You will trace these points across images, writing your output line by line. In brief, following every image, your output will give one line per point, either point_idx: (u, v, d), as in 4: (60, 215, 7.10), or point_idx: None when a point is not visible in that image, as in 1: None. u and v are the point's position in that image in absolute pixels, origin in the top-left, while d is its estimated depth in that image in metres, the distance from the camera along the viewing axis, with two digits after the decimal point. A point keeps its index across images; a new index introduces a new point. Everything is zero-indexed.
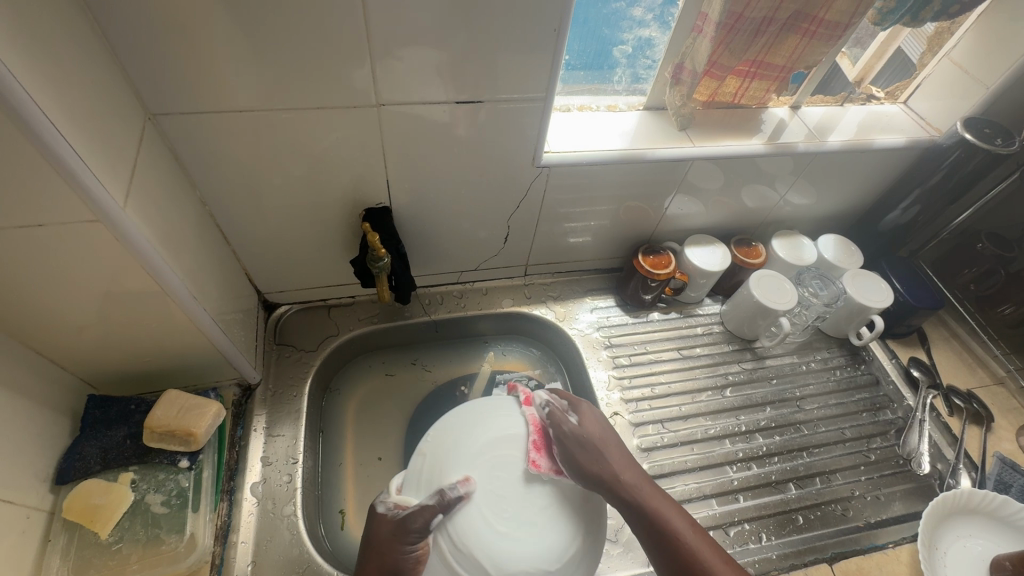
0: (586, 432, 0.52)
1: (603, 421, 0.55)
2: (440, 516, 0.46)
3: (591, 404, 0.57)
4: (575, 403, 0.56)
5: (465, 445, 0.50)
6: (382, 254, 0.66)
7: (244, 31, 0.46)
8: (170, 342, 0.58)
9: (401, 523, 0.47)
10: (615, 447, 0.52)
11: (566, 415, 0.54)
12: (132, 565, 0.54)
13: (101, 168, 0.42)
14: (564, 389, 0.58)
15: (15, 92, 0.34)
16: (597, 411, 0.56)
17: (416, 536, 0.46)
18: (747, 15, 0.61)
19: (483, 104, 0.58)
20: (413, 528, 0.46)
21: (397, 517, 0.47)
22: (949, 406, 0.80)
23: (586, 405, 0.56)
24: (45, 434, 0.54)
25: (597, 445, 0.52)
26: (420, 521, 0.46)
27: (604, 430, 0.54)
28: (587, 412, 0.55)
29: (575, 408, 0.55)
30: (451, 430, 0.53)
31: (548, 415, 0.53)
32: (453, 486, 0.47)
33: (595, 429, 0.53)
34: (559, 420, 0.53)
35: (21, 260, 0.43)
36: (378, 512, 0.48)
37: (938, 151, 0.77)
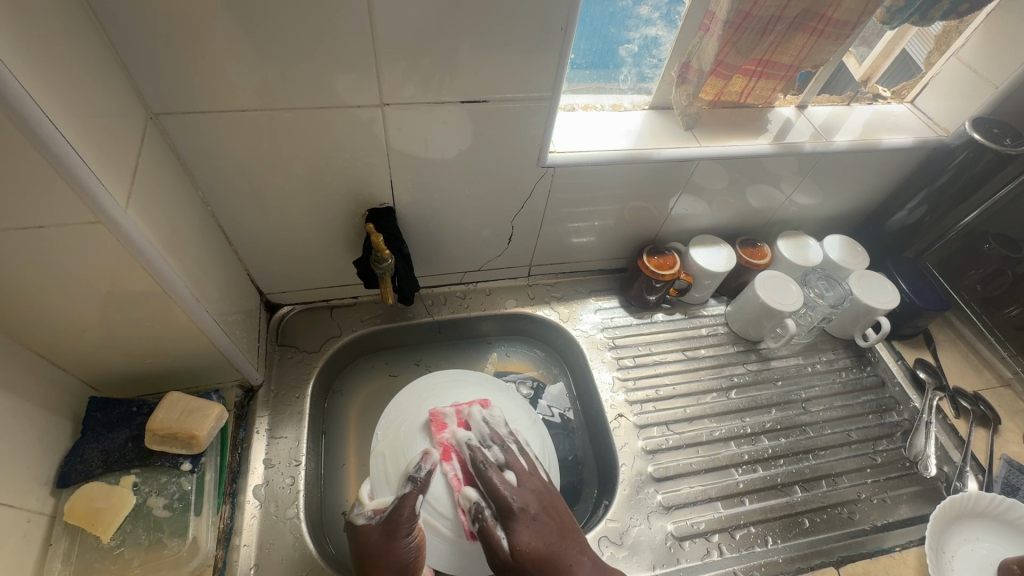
0: (523, 562, 0.49)
1: (542, 530, 0.51)
2: (420, 492, 0.55)
3: (525, 500, 0.52)
4: (506, 514, 0.52)
5: (412, 432, 0.61)
6: (385, 255, 0.65)
7: (247, 29, 0.46)
8: (172, 344, 0.58)
9: (388, 520, 0.54)
10: (558, 566, 0.49)
11: (496, 534, 0.51)
12: (134, 569, 0.53)
13: (102, 168, 0.41)
14: (491, 481, 0.53)
15: (14, 90, 0.33)
16: (535, 512, 0.52)
17: (401, 528, 0.53)
18: (755, 13, 0.61)
19: (489, 103, 0.57)
20: (403, 519, 0.53)
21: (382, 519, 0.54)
22: (956, 408, 0.79)
23: (518, 518, 0.51)
24: (45, 437, 0.54)
25: (541, 568, 0.48)
26: (406, 508, 0.54)
27: (545, 540, 0.50)
28: (519, 522, 0.51)
29: (507, 523, 0.51)
30: (397, 423, 0.64)
31: (480, 533, 0.52)
32: (417, 466, 0.56)
33: (533, 549, 0.49)
34: (489, 543, 0.51)
35: (21, 262, 0.43)
36: (359, 524, 0.54)
37: (945, 152, 0.76)
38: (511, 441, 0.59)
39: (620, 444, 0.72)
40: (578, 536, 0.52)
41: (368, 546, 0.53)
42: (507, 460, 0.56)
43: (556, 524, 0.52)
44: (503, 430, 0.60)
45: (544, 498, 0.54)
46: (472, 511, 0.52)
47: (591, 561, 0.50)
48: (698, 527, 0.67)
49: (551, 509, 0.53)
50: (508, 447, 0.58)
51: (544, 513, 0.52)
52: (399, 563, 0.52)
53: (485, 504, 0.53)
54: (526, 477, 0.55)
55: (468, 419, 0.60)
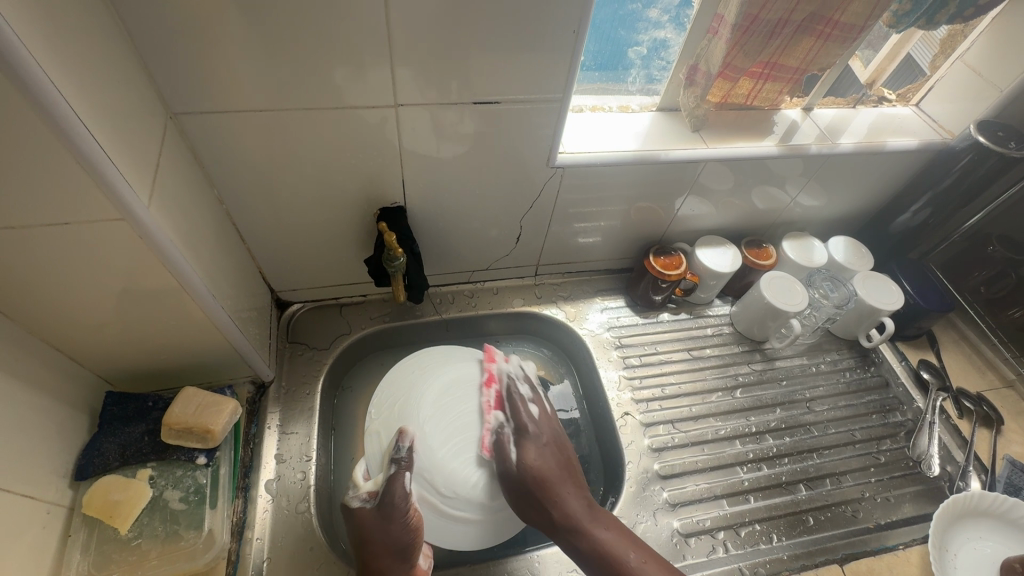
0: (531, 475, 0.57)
1: (552, 458, 0.59)
2: (406, 472, 0.56)
3: (543, 431, 0.61)
4: (524, 434, 0.60)
5: (406, 415, 0.60)
6: (398, 253, 0.66)
7: (266, 32, 0.47)
8: (187, 340, 0.59)
9: (382, 503, 0.54)
10: (558, 487, 0.57)
11: (508, 449, 0.59)
12: (151, 561, 0.54)
13: (126, 167, 0.42)
14: (517, 412, 0.61)
15: (44, 89, 0.34)
16: (547, 444, 0.60)
17: (395, 510, 0.54)
18: (763, 16, 0.61)
19: (500, 104, 0.58)
20: (396, 500, 0.54)
21: (377, 503, 0.54)
22: (959, 408, 0.80)
23: (532, 440, 0.60)
24: (64, 430, 0.55)
25: (540, 486, 0.57)
26: (398, 490, 0.55)
27: (551, 468, 0.58)
28: (534, 445, 0.59)
29: (522, 443, 0.59)
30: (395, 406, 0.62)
31: (494, 446, 0.59)
32: (398, 445, 0.57)
33: (540, 468, 0.58)
34: (501, 455, 0.58)
35: (45, 258, 0.44)
36: (354, 509, 0.55)
37: (950, 154, 0.77)
38: (540, 386, 0.66)
39: (626, 441, 0.73)
40: (579, 477, 0.60)
41: (366, 530, 0.53)
42: (535, 399, 0.64)
43: (563, 459, 0.60)
44: (533, 376, 0.67)
45: (558, 436, 0.62)
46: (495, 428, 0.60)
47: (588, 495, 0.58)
48: (704, 524, 0.67)
49: (561, 446, 0.61)
50: (536, 390, 0.65)
51: (556, 448, 0.61)
52: (397, 545, 0.53)
53: (506, 425, 0.61)
54: (546, 417, 0.63)
55: (512, 360, 0.66)
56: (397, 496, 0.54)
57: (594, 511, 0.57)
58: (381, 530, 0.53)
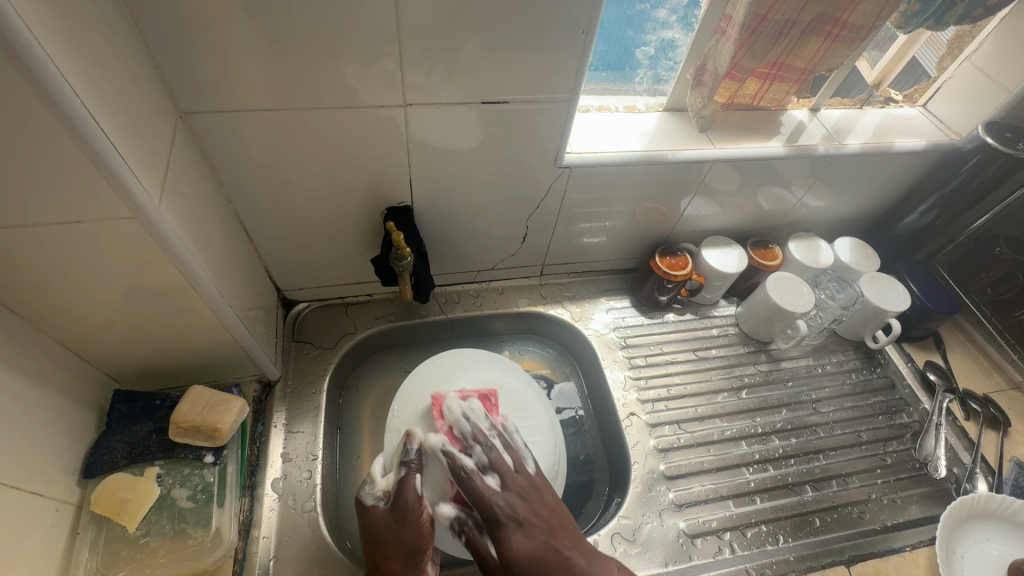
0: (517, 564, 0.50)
1: (532, 532, 0.52)
2: (417, 474, 0.55)
3: (511, 505, 0.53)
4: (491, 521, 0.52)
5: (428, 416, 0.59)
6: (406, 253, 0.66)
7: (277, 31, 0.47)
8: (195, 338, 0.59)
9: (395, 505, 0.54)
10: (552, 560, 0.51)
11: (483, 544, 0.52)
12: (159, 559, 0.54)
13: (138, 165, 0.42)
14: (474, 493, 0.53)
15: (58, 88, 0.34)
16: (522, 516, 0.53)
17: (404, 512, 0.54)
18: (771, 17, 0.61)
19: (509, 104, 0.58)
20: (406, 501, 0.54)
21: (389, 503, 0.54)
22: (966, 410, 0.79)
23: (504, 525, 0.52)
24: (73, 428, 0.55)
25: (530, 572, 0.50)
26: (409, 492, 0.54)
27: (535, 546, 0.51)
28: (508, 531, 0.52)
29: (493, 532, 0.52)
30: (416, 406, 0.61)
31: (468, 544, 0.53)
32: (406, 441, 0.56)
33: (523, 552, 0.51)
34: (478, 552, 0.52)
35: (56, 256, 0.44)
36: (367, 508, 0.55)
37: (958, 155, 0.76)
38: (494, 438, 0.58)
39: (632, 442, 0.73)
40: (570, 530, 0.53)
41: (377, 532, 0.53)
42: (490, 461, 0.56)
43: (546, 520, 0.53)
44: (485, 426, 0.58)
45: (532, 495, 0.54)
46: (461, 522, 0.53)
47: (584, 549, 0.52)
48: (710, 524, 0.67)
49: (540, 508, 0.54)
50: (491, 446, 0.57)
51: (535, 512, 0.53)
52: (407, 548, 0.53)
53: (470, 518, 0.54)
54: (510, 478, 0.55)
55: (453, 425, 0.58)
56: (407, 499, 0.54)
57: (593, 562, 0.51)
58: (391, 531, 0.53)
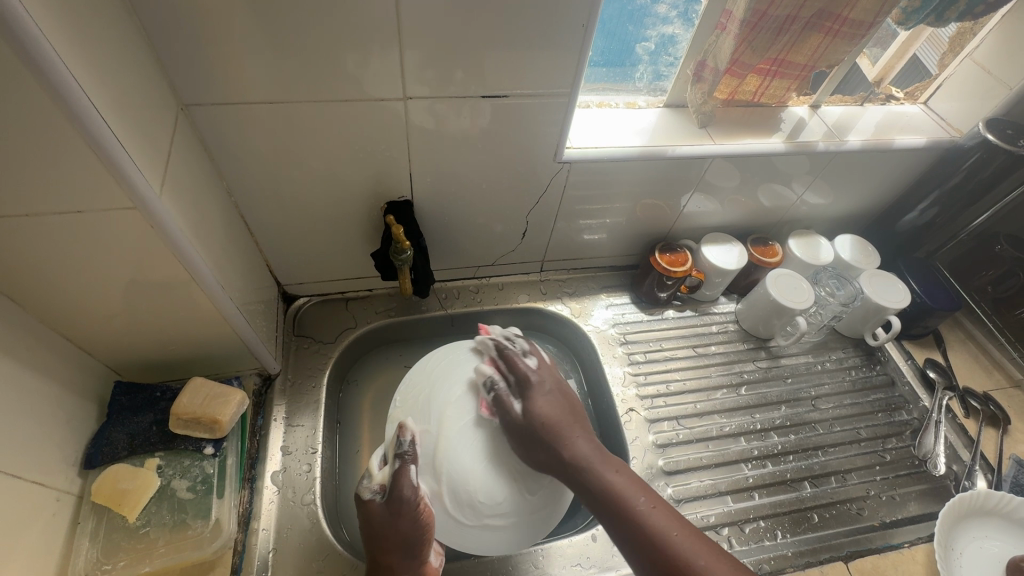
0: (534, 421, 0.55)
1: (556, 401, 0.57)
2: (412, 465, 0.55)
3: (544, 378, 0.59)
4: (522, 384, 0.58)
5: (428, 412, 0.58)
6: (405, 247, 0.66)
7: (277, 24, 0.47)
8: (196, 331, 0.59)
9: (391, 497, 0.53)
10: (563, 428, 0.55)
11: (510, 401, 0.57)
12: (159, 549, 0.55)
13: (140, 157, 0.42)
14: (512, 363, 0.59)
15: (61, 78, 0.34)
16: (550, 389, 0.58)
17: (403, 503, 0.53)
18: (771, 13, 0.61)
19: (509, 99, 0.58)
20: (403, 495, 0.53)
21: (387, 496, 0.53)
22: (966, 407, 0.79)
23: (533, 387, 0.57)
24: (74, 418, 0.55)
25: (546, 429, 0.54)
26: (405, 485, 0.54)
27: (554, 412, 0.56)
28: (534, 393, 0.57)
29: (522, 393, 0.57)
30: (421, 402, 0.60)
31: (494, 403, 0.57)
32: (403, 437, 0.56)
33: (541, 414, 0.55)
34: (502, 409, 0.56)
35: (57, 247, 0.44)
36: (365, 501, 0.53)
37: (958, 153, 0.76)
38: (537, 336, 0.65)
39: (631, 437, 0.73)
40: (586, 421, 0.57)
41: (376, 525, 0.53)
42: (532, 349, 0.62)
43: (569, 405, 0.58)
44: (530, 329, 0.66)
45: (562, 384, 0.60)
46: (493, 381, 0.58)
47: (593, 442, 0.55)
48: (709, 520, 0.67)
49: (565, 392, 0.59)
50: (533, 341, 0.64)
51: (560, 394, 0.58)
52: (406, 539, 0.52)
53: (503, 380, 0.59)
54: (546, 364, 0.61)
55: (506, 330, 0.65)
56: (405, 491, 0.53)
57: (602, 454, 0.54)
58: (388, 522, 0.53)
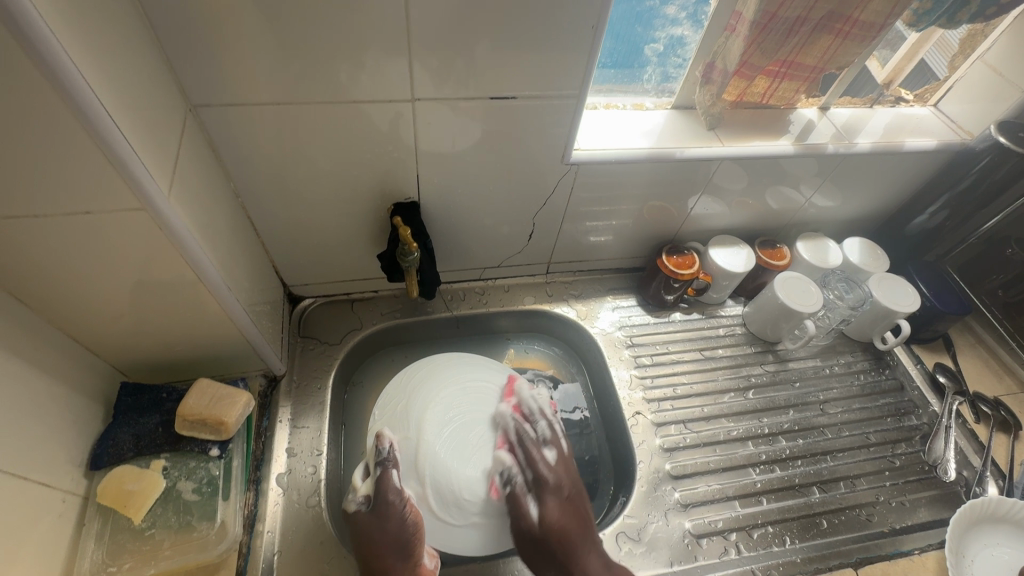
0: (546, 531, 0.56)
1: (570, 510, 0.58)
2: (394, 470, 0.58)
3: (560, 479, 0.60)
4: (540, 484, 0.59)
5: (407, 420, 0.62)
6: (412, 248, 0.66)
7: (286, 24, 0.47)
8: (202, 333, 0.59)
9: (376, 504, 0.55)
10: (575, 543, 0.56)
11: (526, 503, 0.58)
12: (164, 551, 0.54)
13: (148, 158, 0.42)
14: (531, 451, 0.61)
15: (71, 77, 0.34)
16: (567, 492, 0.59)
17: (392, 507, 0.55)
18: (781, 14, 0.61)
19: (517, 100, 0.58)
20: (389, 498, 0.55)
21: (375, 502, 0.55)
22: (976, 413, 0.79)
23: (550, 491, 0.59)
24: (80, 419, 0.55)
25: (559, 540, 0.56)
26: (390, 488, 0.56)
27: (568, 523, 0.57)
28: (551, 497, 0.58)
29: (539, 493, 0.59)
30: (400, 413, 0.63)
31: (509, 498, 0.58)
32: (382, 444, 0.60)
33: (556, 524, 0.57)
34: (518, 510, 0.58)
35: (65, 247, 0.44)
36: (353, 511, 0.55)
37: (969, 155, 0.76)
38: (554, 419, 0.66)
39: (638, 441, 0.73)
40: (595, 532, 0.59)
41: (365, 532, 0.54)
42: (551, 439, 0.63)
43: (582, 510, 0.59)
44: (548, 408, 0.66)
45: (577, 489, 0.61)
46: (512, 477, 0.59)
47: (602, 553, 0.57)
48: (716, 525, 0.67)
49: (579, 497, 0.60)
50: (551, 426, 0.64)
51: (575, 502, 0.59)
52: (399, 540, 0.54)
53: (521, 475, 0.60)
54: (562, 458, 0.62)
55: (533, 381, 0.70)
56: (391, 494, 0.56)
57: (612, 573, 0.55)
58: (379, 527, 0.54)
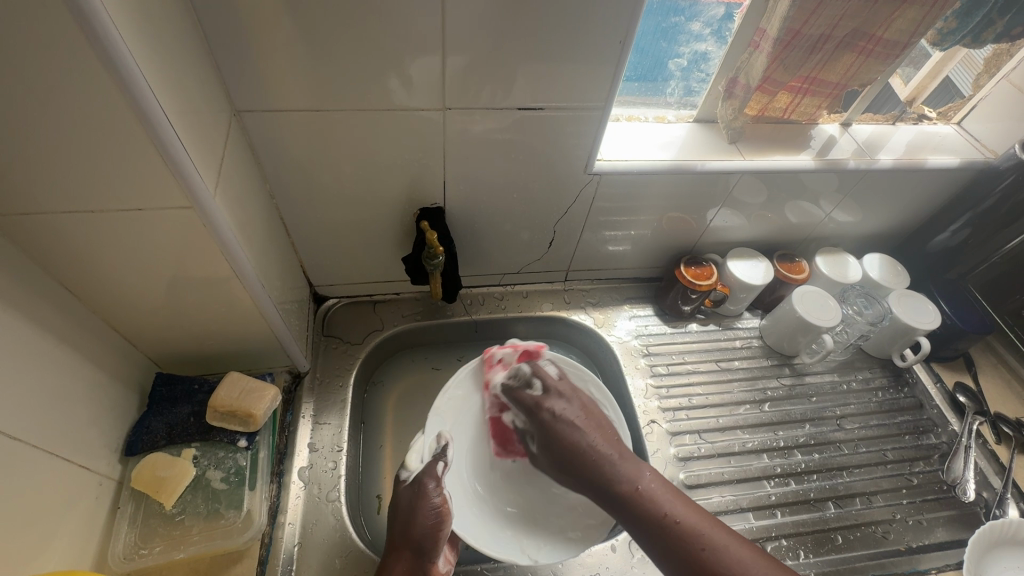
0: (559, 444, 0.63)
1: (570, 430, 0.63)
2: (440, 463, 0.61)
3: (552, 403, 0.65)
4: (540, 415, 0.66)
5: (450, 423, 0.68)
6: (437, 252, 0.68)
7: (326, 37, 0.49)
8: (233, 328, 0.61)
9: (415, 483, 0.59)
10: (588, 448, 0.61)
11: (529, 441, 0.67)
12: (193, 536, 0.56)
13: (199, 160, 0.45)
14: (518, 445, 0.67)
15: (138, 85, 0.37)
16: (560, 415, 0.64)
17: (427, 489, 0.58)
18: (805, 31, 0.61)
19: (543, 111, 0.60)
20: (427, 487, 0.58)
21: (411, 483, 0.59)
22: (997, 434, 0.78)
23: (551, 421, 0.64)
24: (117, 407, 0.57)
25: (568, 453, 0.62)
26: (430, 475, 0.59)
27: (573, 438, 0.62)
28: (552, 425, 0.64)
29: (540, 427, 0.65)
30: (443, 407, 0.68)
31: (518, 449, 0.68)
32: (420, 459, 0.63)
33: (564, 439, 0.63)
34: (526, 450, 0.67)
35: (114, 243, 0.47)
36: (408, 492, 0.58)
37: (993, 174, 0.76)
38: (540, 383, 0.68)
39: (653, 449, 0.73)
40: (605, 428, 0.63)
41: (400, 502, 0.58)
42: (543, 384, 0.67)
43: (585, 423, 0.63)
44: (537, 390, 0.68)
45: (583, 407, 0.65)
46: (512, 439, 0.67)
47: (616, 444, 0.62)
48: None
49: (582, 413, 0.65)
50: (545, 387, 0.67)
51: (579, 416, 0.64)
52: (422, 524, 0.55)
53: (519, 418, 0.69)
54: (554, 385, 0.67)
55: (536, 369, 0.69)
56: (432, 481, 0.59)
57: (626, 461, 0.60)
58: (408, 505, 0.57)
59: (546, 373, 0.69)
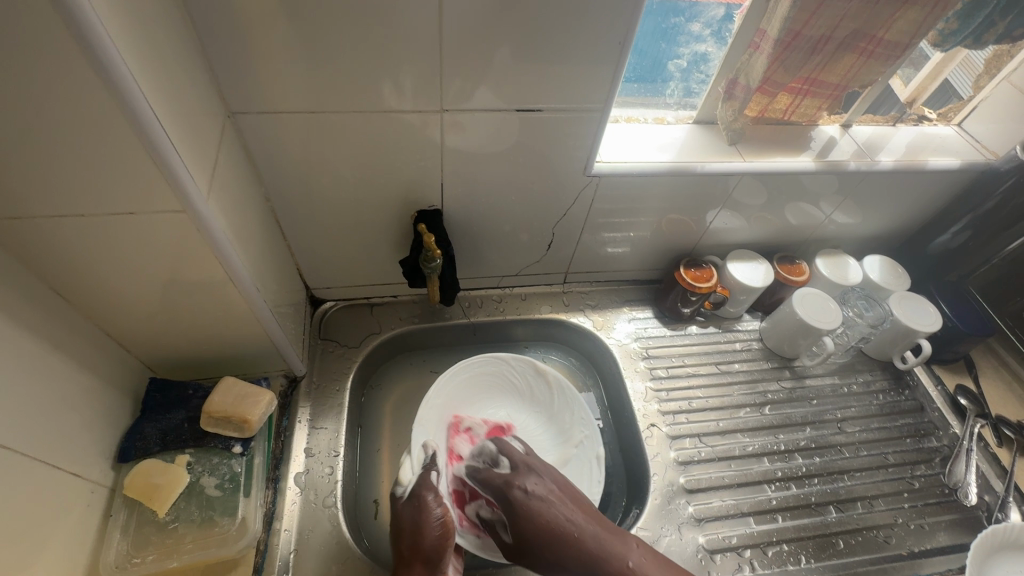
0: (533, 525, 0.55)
1: (546, 505, 0.56)
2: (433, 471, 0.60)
3: (521, 479, 0.59)
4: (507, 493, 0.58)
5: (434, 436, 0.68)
6: (435, 255, 0.67)
7: (321, 37, 0.48)
8: (228, 332, 0.60)
9: (413, 495, 0.57)
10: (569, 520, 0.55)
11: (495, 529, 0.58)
12: (186, 544, 0.56)
13: (192, 163, 0.44)
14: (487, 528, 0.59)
15: (130, 87, 0.36)
16: (532, 490, 0.57)
17: (430, 501, 0.56)
18: (806, 32, 0.61)
19: (542, 112, 0.59)
20: (427, 499, 0.56)
21: (409, 495, 0.57)
22: (998, 436, 0.77)
23: (519, 499, 0.57)
24: (110, 413, 0.57)
25: (543, 536, 0.54)
26: (427, 485, 0.58)
27: (549, 515, 0.55)
28: (523, 504, 0.56)
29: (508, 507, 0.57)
30: (425, 418, 0.68)
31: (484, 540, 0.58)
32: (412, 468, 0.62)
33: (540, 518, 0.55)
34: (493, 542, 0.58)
35: (105, 247, 0.46)
36: (410, 505, 0.56)
37: (994, 175, 0.75)
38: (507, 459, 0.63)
39: (653, 453, 0.73)
40: (583, 502, 0.58)
41: (401, 516, 0.55)
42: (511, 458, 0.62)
43: (562, 496, 0.57)
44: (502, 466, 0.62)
45: (556, 482, 0.59)
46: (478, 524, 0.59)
47: (597, 518, 0.56)
48: (731, 541, 0.66)
49: (556, 487, 0.58)
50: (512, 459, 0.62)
51: (553, 489, 0.58)
52: (430, 538, 0.53)
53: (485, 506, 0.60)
54: (521, 459, 0.62)
55: (502, 446, 0.65)
56: (431, 492, 0.57)
57: (611, 536, 0.54)
58: (411, 518, 0.55)
59: (512, 450, 0.64)
